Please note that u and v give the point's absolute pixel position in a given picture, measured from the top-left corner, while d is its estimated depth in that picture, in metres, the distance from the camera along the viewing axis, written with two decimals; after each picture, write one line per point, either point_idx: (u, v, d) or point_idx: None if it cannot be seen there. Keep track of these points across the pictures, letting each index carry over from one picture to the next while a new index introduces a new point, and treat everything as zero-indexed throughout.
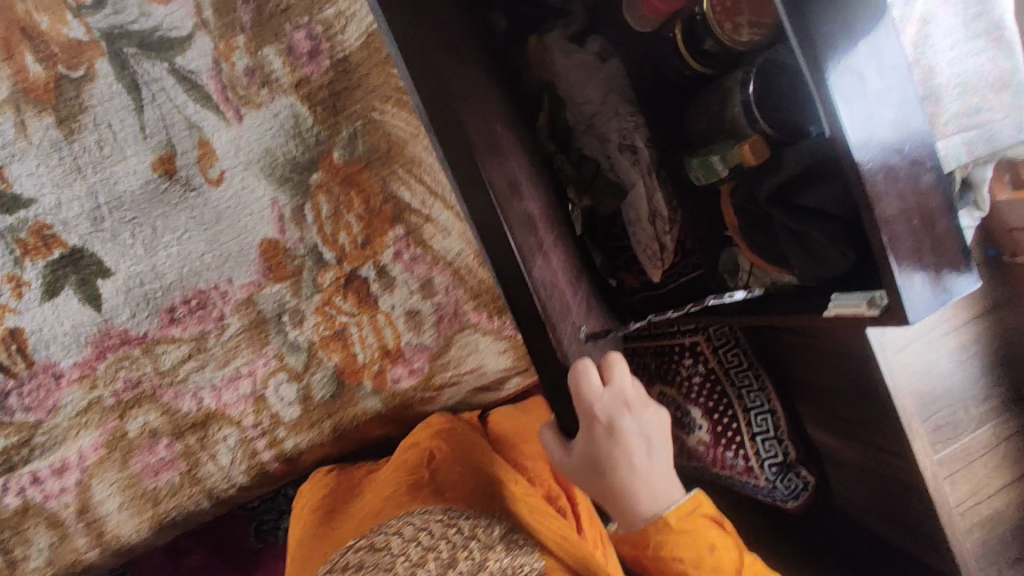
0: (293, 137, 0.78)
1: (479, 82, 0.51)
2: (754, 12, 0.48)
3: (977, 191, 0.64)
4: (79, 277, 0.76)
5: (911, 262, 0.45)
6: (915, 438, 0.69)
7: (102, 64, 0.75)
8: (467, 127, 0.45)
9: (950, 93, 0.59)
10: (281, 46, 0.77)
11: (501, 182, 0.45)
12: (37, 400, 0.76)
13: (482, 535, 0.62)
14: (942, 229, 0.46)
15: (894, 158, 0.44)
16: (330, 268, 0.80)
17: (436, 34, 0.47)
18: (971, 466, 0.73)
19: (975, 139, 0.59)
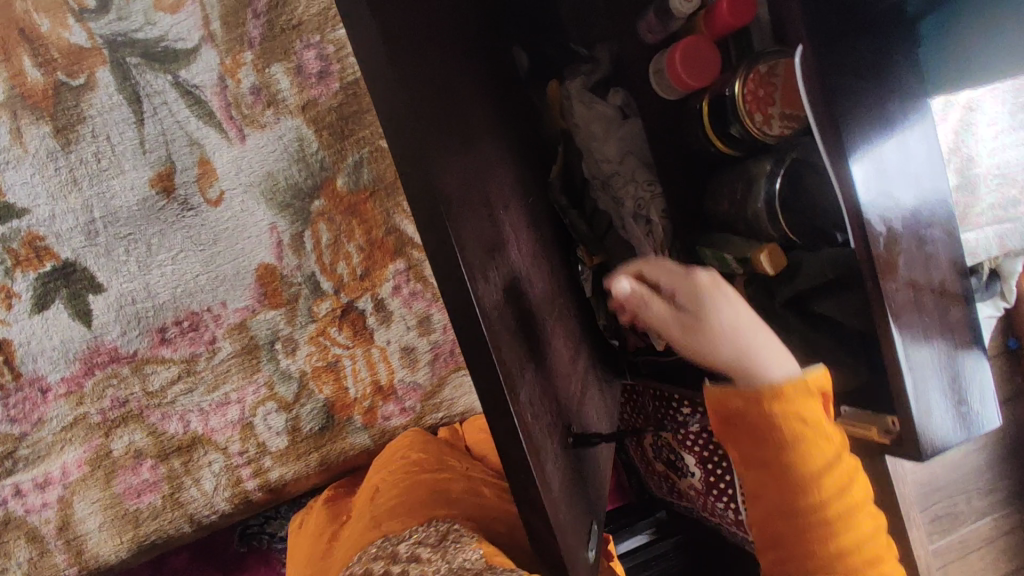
0: (296, 161, 0.75)
1: (472, 169, 0.42)
2: (787, 102, 0.45)
3: (1005, 283, 0.62)
4: (69, 292, 0.74)
5: (927, 399, 0.42)
6: (913, 530, 0.67)
7: (103, 73, 0.71)
8: (462, 239, 0.35)
9: (988, 182, 0.56)
10: (289, 65, 0.73)
11: (506, 278, 0.41)
12: (23, 412, 0.75)
13: (418, 549, 0.42)
14: (965, 364, 0.43)
15: (920, 282, 0.41)
16: (327, 298, 0.77)
17: (412, 84, 0.38)
18: (968, 559, 0.70)
19: (1010, 233, 0.57)
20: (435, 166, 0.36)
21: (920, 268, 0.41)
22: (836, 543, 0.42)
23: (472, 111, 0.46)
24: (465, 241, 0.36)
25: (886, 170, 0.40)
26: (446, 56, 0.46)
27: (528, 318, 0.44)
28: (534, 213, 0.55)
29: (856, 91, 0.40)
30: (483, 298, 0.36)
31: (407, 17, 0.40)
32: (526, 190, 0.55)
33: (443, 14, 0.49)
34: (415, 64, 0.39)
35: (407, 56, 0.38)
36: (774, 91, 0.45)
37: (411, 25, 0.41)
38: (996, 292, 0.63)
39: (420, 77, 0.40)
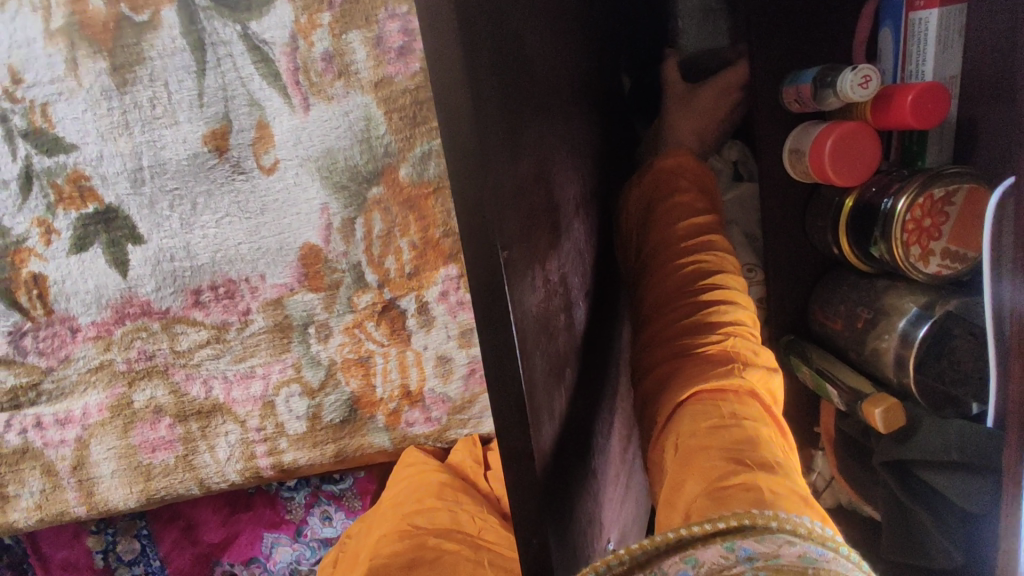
0: (360, 142, 0.68)
1: (545, 216, 0.35)
2: (956, 239, 0.49)
3: None
4: (110, 238, 0.71)
5: None
6: None
7: (168, 12, 0.65)
8: (520, 323, 0.30)
9: None
10: (369, 35, 0.65)
11: (565, 396, 0.38)
12: (51, 347, 0.74)
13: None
14: None
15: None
16: (369, 290, 0.73)
17: (514, 162, 0.31)
18: None
19: None
20: (523, 277, 0.30)
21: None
22: (729, 369, 0.49)
23: (565, 174, 0.40)
24: (535, 380, 0.32)
25: None
26: (547, 104, 0.39)
27: (575, 433, 0.42)
28: (599, 284, 0.50)
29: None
30: (541, 443, 0.33)
31: (513, 66, 0.33)
32: (599, 261, 0.50)
33: (545, 12, 0.40)
34: (516, 131, 0.33)
35: (510, 125, 0.32)
36: (945, 221, 0.49)
37: (516, 75, 0.34)
38: None
39: (509, 99, 0.32)
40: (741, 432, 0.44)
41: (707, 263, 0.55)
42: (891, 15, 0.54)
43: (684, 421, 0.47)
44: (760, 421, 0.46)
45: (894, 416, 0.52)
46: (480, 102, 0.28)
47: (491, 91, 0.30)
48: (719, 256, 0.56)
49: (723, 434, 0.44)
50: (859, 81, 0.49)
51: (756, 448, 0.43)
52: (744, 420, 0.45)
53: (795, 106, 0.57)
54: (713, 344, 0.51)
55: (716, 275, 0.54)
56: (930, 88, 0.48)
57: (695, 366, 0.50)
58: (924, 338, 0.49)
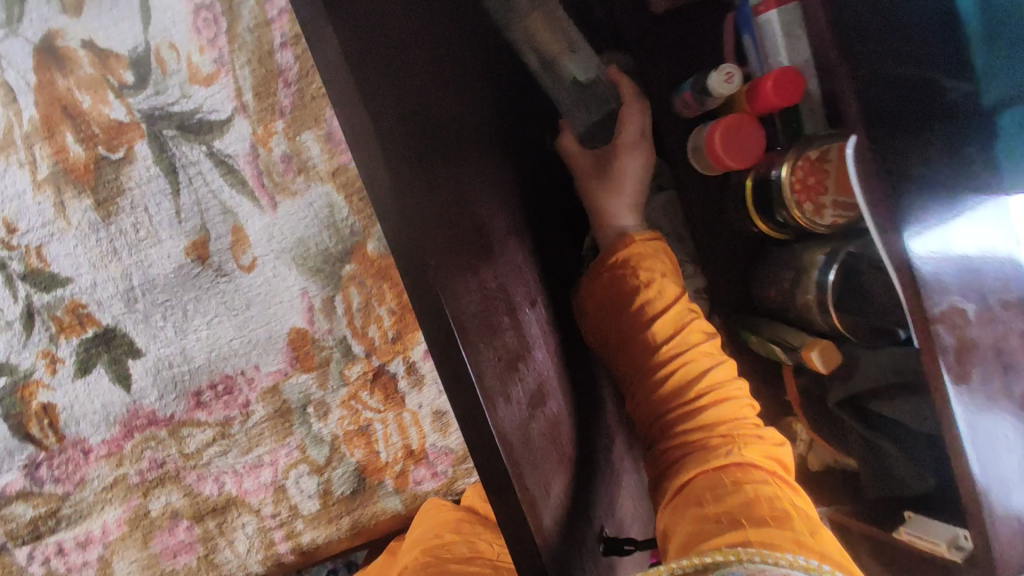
0: (327, 227, 0.75)
1: (470, 234, 0.40)
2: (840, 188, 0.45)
3: None
4: (111, 356, 0.76)
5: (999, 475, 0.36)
6: None
7: (141, 146, 0.73)
8: (458, 313, 0.34)
9: None
10: (320, 132, 0.74)
11: (530, 391, 0.40)
12: (66, 472, 0.77)
13: None
14: None
15: (1000, 394, 0.36)
16: (358, 361, 0.77)
17: (431, 193, 0.37)
18: None
19: None
20: (454, 279, 0.35)
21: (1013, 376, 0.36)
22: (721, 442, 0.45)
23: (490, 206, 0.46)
24: (482, 366, 0.34)
25: (959, 265, 0.35)
26: (453, 143, 0.44)
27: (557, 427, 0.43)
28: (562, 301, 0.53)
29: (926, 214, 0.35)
30: (505, 428, 0.34)
31: (409, 113, 0.39)
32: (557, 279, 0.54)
33: (450, 64, 0.47)
34: (429, 165, 0.39)
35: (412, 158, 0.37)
36: (827, 179, 0.45)
37: (418, 119, 0.40)
38: None
39: (420, 143, 0.39)
40: (744, 496, 0.39)
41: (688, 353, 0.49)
42: (747, 25, 0.50)
43: (688, 498, 0.41)
44: (777, 490, 0.40)
45: (830, 358, 0.48)
46: (374, 140, 0.33)
47: (386, 129, 0.35)
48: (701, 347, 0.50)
49: (727, 500, 0.39)
50: (715, 70, 0.48)
51: (765, 505, 0.38)
52: (750, 487, 0.40)
53: (689, 112, 0.55)
54: (713, 435, 0.46)
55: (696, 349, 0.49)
56: (786, 76, 0.44)
57: (692, 454, 0.45)
58: (835, 279, 0.46)
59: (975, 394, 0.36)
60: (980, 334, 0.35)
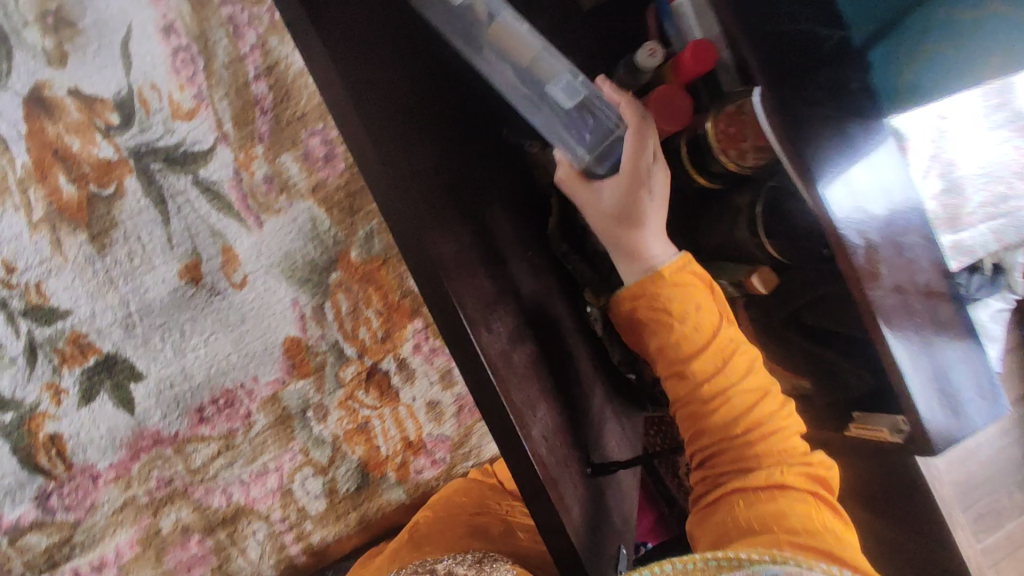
0: (311, 240, 0.81)
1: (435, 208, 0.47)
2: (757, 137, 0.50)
3: (1010, 275, 0.68)
4: (113, 382, 0.80)
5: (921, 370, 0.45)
6: (959, 530, 0.69)
7: (130, 181, 0.79)
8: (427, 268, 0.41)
9: (975, 182, 0.63)
10: (297, 153, 0.81)
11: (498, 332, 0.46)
12: (76, 499, 0.79)
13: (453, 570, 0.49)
14: (951, 330, 0.47)
15: (904, 289, 0.45)
16: (351, 362, 0.82)
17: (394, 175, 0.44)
18: (1015, 554, 0.74)
19: (1001, 228, 0.64)
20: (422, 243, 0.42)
21: (907, 272, 0.46)
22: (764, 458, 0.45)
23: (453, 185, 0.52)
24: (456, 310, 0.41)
25: (863, 201, 0.45)
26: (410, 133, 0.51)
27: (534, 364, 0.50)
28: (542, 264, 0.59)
29: (832, 165, 0.44)
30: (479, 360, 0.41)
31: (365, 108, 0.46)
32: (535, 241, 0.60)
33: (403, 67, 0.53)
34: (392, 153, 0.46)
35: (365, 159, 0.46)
36: (743, 128, 0.50)
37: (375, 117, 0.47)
38: (1003, 285, 0.69)
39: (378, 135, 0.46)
40: (774, 508, 0.43)
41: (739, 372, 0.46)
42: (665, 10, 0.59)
43: (724, 506, 0.45)
44: (807, 498, 0.44)
45: (767, 280, 0.53)
46: None
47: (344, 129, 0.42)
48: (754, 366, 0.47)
49: (757, 509, 0.43)
50: (641, 47, 0.56)
51: (790, 520, 0.42)
52: (783, 497, 0.43)
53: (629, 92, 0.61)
54: (759, 452, 0.45)
55: (742, 382, 0.46)
56: (700, 46, 0.52)
57: (736, 468, 0.46)
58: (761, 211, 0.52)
59: (885, 292, 0.45)
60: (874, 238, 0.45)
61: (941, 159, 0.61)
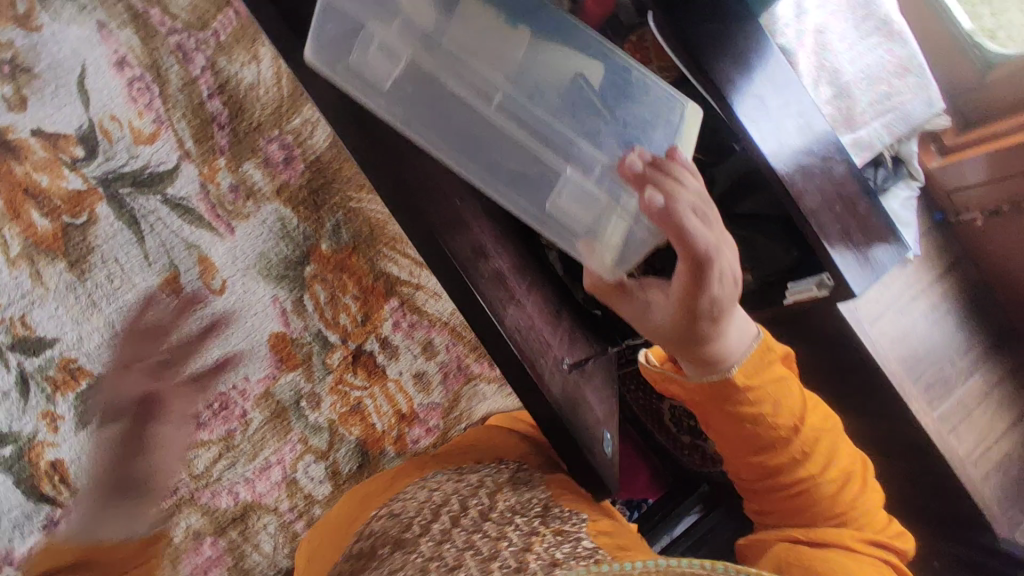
0: (281, 237, 0.86)
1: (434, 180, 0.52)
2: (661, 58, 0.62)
3: (908, 164, 0.78)
4: (108, 402, 0.82)
5: (839, 240, 0.58)
6: (914, 401, 0.77)
7: (102, 207, 0.82)
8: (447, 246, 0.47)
9: (861, 86, 0.72)
10: (258, 160, 0.87)
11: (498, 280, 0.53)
12: (85, 523, 0.80)
13: (489, 482, 0.57)
14: (859, 210, 0.61)
15: (806, 168, 0.57)
16: (337, 348, 0.86)
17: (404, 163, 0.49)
18: (970, 416, 0.81)
19: (893, 120, 0.73)
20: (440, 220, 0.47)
21: (806, 154, 0.58)
22: (827, 514, 0.53)
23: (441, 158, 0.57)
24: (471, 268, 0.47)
25: (756, 97, 0.56)
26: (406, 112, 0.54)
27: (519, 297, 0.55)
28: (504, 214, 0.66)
29: (724, 69, 0.54)
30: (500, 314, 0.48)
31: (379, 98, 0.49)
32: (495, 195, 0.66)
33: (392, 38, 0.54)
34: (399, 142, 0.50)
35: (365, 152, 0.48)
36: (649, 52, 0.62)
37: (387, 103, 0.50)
38: (906, 173, 0.78)
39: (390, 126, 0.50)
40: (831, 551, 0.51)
41: (813, 446, 0.54)
42: None
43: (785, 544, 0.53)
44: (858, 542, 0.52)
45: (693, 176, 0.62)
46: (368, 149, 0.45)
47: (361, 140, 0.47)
48: (826, 440, 0.55)
49: (820, 550, 0.51)
50: None
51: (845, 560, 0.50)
52: (832, 540, 0.52)
53: None
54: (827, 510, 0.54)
55: (811, 466, 0.54)
56: None
57: (808, 517, 0.54)
58: None
59: (792, 174, 0.57)
60: (766, 130, 0.56)
61: (826, 67, 0.70)
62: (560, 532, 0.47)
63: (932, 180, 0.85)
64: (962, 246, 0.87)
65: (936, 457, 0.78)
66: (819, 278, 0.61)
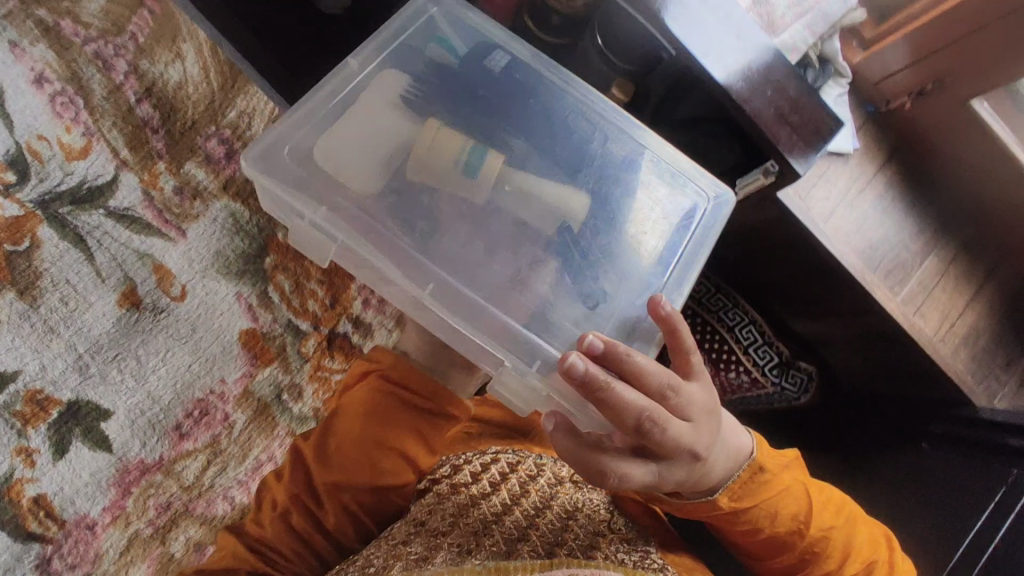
0: (235, 233, 0.86)
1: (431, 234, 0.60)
2: None
3: (834, 60, 0.78)
4: (82, 428, 0.78)
5: (779, 128, 0.58)
6: (875, 289, 0.79)
7: (44, 229, 0.79)
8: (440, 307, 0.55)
9: None
10: (199, 158, 0.86)
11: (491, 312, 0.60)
12: (79, 555, 0.76)
13: (551, 472, 0.64)
14: (795, 95, 0.59)
15: (738, 58, 0.57)
16: (310, 336, 0.87)
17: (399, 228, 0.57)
18: (934, 295, 0.83)
19: (812, 20, 0.72)
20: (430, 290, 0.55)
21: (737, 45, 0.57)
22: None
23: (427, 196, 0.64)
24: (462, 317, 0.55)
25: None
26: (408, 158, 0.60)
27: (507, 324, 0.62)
28: None
29: None
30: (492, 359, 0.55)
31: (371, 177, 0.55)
32: None
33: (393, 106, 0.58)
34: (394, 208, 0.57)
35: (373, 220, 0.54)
36: None
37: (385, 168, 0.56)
38: (833, 71, 0.79)
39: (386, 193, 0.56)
40: None
41: (826, 535, 0.59)
42: None
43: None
44: None
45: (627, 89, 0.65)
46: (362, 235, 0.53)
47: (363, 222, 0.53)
48: (839, 526, 0.60)
49: None
50: None
51: None
52: None
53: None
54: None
55: (827, 562, 0.59)
56: None
57: None
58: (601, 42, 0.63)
59: (726, 69, 0.57)
60: (689, 32, 0.56)
61: None
62: (626, 538, 0.59)
63: (856, 75, 0.84)
64: (896, 133, 0.85)
65: (906, 339, 0.81)
66: (764, 165, 0.62)
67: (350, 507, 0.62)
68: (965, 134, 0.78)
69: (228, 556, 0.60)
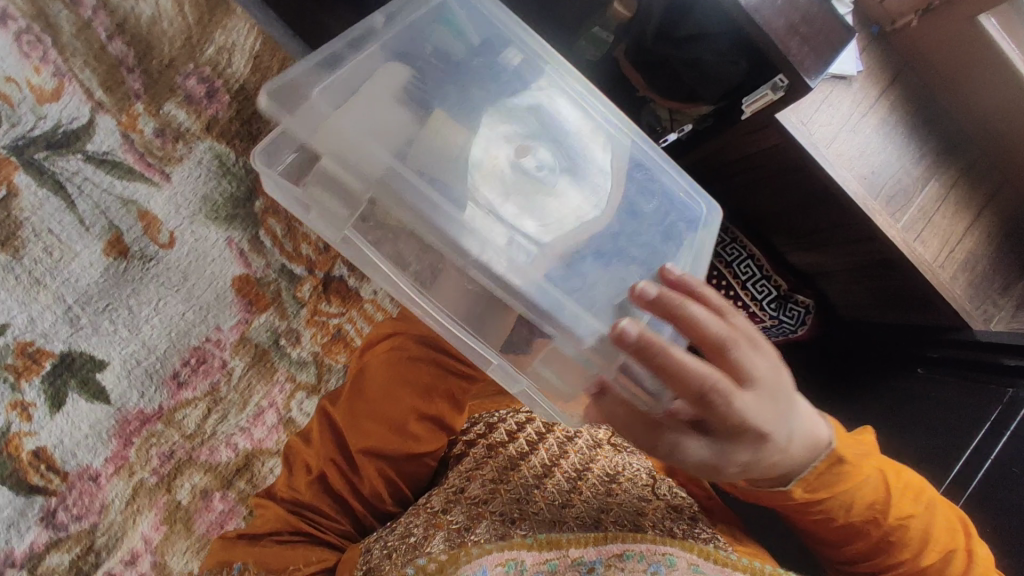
0: (222, 175, 0.83)
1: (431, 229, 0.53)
2: None
3: None
4: (78, 379, 0.77)
5: (789, 40, 0.56)
6: (877, 215, 0.77)
7: (21, 176, 0.76)
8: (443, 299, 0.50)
9: None
10: (179, 98, 0.83)
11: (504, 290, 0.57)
12: (84, 506, 0.76)
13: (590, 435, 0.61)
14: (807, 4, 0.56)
15: None
16: (305, 280, 0.85)
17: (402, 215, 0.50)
18: (935, 222, 0.81)
19: None
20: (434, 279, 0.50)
21: None
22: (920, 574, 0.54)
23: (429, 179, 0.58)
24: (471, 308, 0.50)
25: None
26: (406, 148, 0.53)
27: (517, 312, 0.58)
28: None
29: None
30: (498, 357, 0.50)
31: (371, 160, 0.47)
32: None
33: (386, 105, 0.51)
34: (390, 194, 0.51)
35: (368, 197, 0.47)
36: None
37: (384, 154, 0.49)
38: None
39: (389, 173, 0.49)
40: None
41: (903, 521, 0.54)
42: None
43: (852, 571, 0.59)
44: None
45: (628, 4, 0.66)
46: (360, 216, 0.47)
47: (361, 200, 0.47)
48: (922, 512, 0.54)
49: None
50: None
51: None
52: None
53: None
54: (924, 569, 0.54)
55: (902, 551, 0.54)
56: None
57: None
58: None
59: None
60: None
61: None
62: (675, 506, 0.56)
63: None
64: (898, 53, 0.82)
65: (906, 265, 0.79)
66: (772, 82, 0.60)
67: (386, 473, 0.62)
68: (971, 50, 0.76)
69: (269, 519, 0.60)
